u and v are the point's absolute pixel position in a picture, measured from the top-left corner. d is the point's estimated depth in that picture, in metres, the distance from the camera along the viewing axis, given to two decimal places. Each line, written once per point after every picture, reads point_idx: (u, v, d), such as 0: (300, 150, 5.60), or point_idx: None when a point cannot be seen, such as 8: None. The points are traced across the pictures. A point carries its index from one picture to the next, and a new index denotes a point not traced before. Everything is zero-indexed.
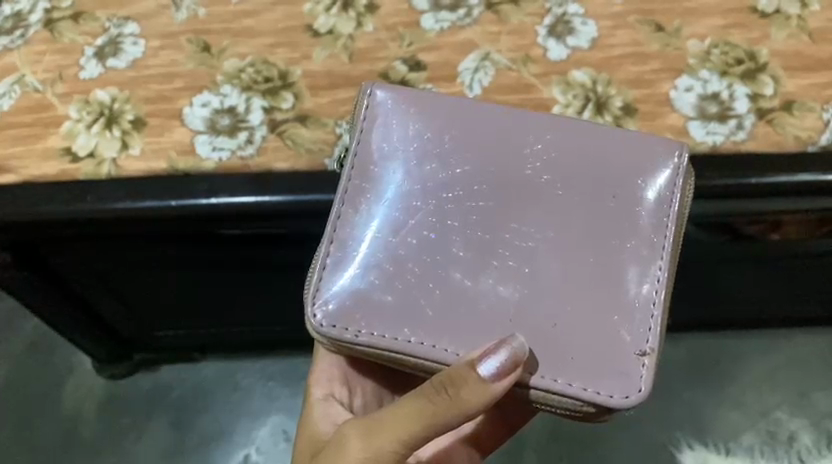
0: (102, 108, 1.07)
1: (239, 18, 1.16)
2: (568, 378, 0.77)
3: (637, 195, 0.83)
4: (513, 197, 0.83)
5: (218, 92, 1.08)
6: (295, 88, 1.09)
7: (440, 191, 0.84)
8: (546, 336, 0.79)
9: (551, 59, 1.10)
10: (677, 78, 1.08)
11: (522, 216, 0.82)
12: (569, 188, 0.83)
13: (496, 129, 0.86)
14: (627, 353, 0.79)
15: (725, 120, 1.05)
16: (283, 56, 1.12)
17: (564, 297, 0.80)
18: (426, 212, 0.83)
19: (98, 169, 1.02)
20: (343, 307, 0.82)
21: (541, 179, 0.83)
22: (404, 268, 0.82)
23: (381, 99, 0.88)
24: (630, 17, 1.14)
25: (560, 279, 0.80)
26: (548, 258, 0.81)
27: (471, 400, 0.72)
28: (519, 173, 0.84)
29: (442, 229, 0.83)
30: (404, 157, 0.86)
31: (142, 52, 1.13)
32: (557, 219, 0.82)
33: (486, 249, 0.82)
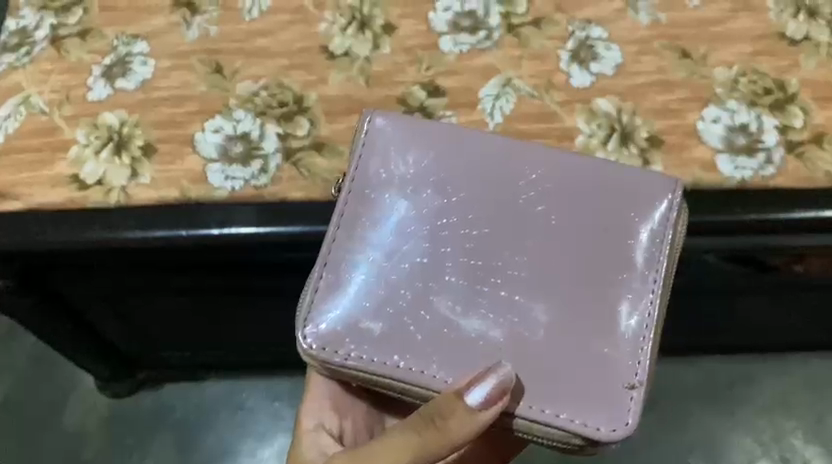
0: (111, 133, 1.03)
1: (253, 38, 1.13)
2: (556, 409, 0.74)
3: (632, 227, 0.79)
4: (505, 225, 0.80)
5: (231, 117, 1.04)
6: (310, 113, 1.05)
7: (433, 216, 0.81)
8: (536, 366, 0.75)
9: (575, 85, 1.07)
10: (704, 108, 1.04)
11: (513, 246, 0.79)
12: (564, 218, 0.80)
13: (491, 158, 0.82)
14: (616, 386, 0.75)
15: (754, 154, 1.01)
16: (298, 80, 1.09)
17: (556, 327, 0.76)
18: (419, 238, 0.80)
19: (106, 198, 0.99)
20: (333, 330, 0.79)
21: (534, 207, 0.80)
22: (396, 293, 0.79)
23: (380, 125, 0.85)
24: (654, 43, 1.12)
25: (552, 311, 0.77)
26: (537, 289, 0.78)
27: (459, 430, 0.71)
28: (510, 201, 0.80)
29: (434, 254, 0.80)
30: (398, 183, 0.83)
31: (153, 73, 1.09)
32: (548, 248, 0.79)
33: (477, 277, 0.78)
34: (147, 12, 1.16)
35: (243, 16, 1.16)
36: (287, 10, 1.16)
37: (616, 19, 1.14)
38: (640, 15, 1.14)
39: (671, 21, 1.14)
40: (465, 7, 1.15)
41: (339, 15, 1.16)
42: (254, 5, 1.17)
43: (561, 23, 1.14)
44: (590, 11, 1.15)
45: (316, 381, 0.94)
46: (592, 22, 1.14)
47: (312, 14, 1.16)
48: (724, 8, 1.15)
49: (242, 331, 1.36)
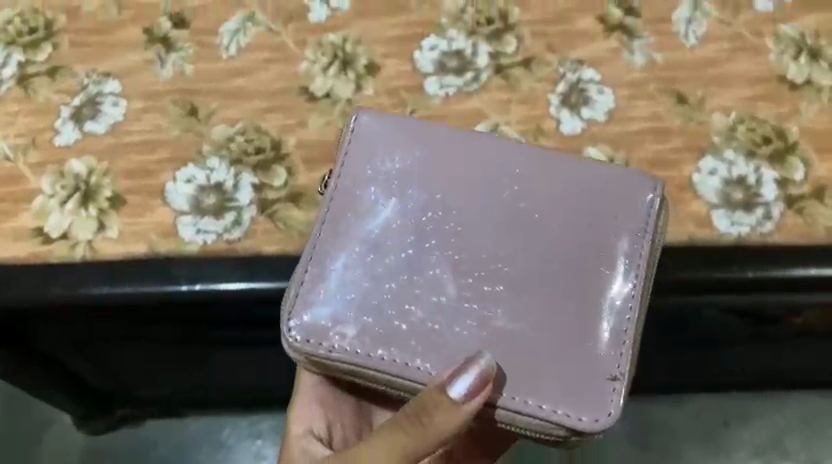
0: (77, 182, 0.98)
1: (230, 77, 1.09)
2: (539, 401, 0.73)
3: (616, 222, 0.79)
4: (490, 219, 0.78)
5: (205, 166, 0.99)
6: (288, 161, 1.00)
7: (419, 208, 0.79)
8: (520, 360, 0.74)
9: (564, 132, 1.03)
10: (701, 159, 1.00)
11: (499, 240, 0.78)
12: (549, 213, 0.79)
13: (477, 153, 0.81)
14: (598, 377, 0.74)
15: (751, 209, 0.97)
16: (276, 124, 1.04)
17: (540, 321, 0.75)
18: (404, 232, 0.79)
19: (71, 251, 0.94)
20: (317, 322, 0.77)
21: (520, 201, 0.79)
22: (380, 285, 0.77)
23: (365, 120, 0.83)
24: (649, 86, 1.07)
25: (536, 304, 0.76)
26: (523, 283, 0.77)
27: (444, 425, 0.71)
28: (497, 196, 0.79)
29: (420, 248, 0.78)
30: (384, 178, 0.81)
31: (124, 115, 1.04)
32: (533, 243, 0.78)
33: (462, 269, 0.77)
34: (120, 49, 1.11)
35: (221, 54, 1.11)
36: (267, 48, 1.12)
37: (610, 60, 1.10)
38: (634, 56, 1.10)
39: (667, 62, 1.09)
40: (453, 46, 1.11)
41: (321, 53, 1.11)
42: (233, 42, 1.12)
43: (552, 64, 1.09)
44: (582, 51, 1.10)
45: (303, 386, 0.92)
46: (584, 63, 1.09)
47: (293, 52, 1.11)
48: (723, 49, 1.11)
49: (223, 374, 1.32)
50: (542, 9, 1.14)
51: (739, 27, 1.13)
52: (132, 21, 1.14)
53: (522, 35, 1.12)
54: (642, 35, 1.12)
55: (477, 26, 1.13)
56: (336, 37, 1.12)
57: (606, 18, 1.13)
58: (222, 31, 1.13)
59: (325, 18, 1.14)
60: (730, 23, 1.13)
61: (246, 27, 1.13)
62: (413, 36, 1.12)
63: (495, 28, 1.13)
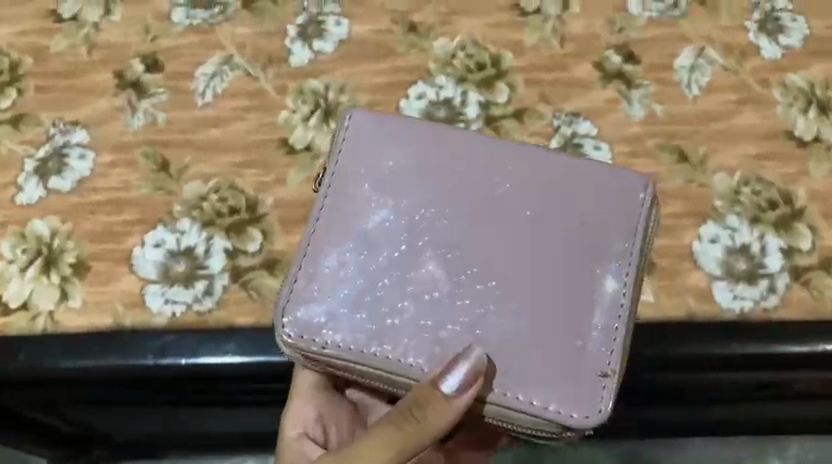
0: (40, 245, 0.93)
1: (204, 128, 1.03)
2: (531, 396, 0.70)
3: (611, 218, 0.75)
4: (486, 214, 0.75)
5: (175, 228, 0.93)
6: (264, 223, 0.95)
7: (413, 204, 0.75)
8: (511, 356, 0.71)
9: None
10: (701, 225, 0.94)
11: (494, 236, 0.74)
12: (545, 208, 0.75)
13: (472, 147, 0.77)
14: (590, 374, 0.71)
15: (755, 281, 0.91)
16: (253, 181, 0.98)
17: (537, 321, 0.72)
18: (397, 228, 0.75)
19: (31, 324, 0.89)
20: (310, 316, 0.73)
21: (517, 196, 0.75)
22: (372, 281, 0.73)
23: (359, 118, 0.79)
24: (649, 142, 1.01)
25: (530, 300, 0.72)
26: (518, 281, 0.73)
27: (439, 422, 0.68)
28: (491, 190, 0.75)
29: (414, 245, 0.74)
30: (376, 175, 0.77)
31: (91, 170, 0.99)
32: (530, 239, 0.74)
33: (456, 266, 0.73)
34: (89, 94, 1.05)
35: (196, 101, 1.05)
36: (245, 94, 1.06)
37: (607, 112, 1.03)
38: (633, 109, 1.04)
39: (667, 115, 1.03)
40: (442, 94, 1.05)
41: (302, 102, 1.05)
42: (208, 88, 1.06)
43: (546, 116, 1.04)
44: (579, 102, 1.04)
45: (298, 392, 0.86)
46: (580, 115, 1.03)
47: (272, 99, 1.05)
48: (727, 100, 1.05)
49: (201, 425, 1.27)
50: (536, 54, 1.08)
51: (745, 76, 1.07)
52: (103, 63, 1.08)
53: (515, 84, 1.06)
54: (642, 84, 1.06)
55: (468, 72, 1.07)
56: (319, 84, 1.07)
57: (604, 65, 1.07)
58: (197, 75, 1.07)
59: (307, 63, 1.08)
60: (736, 72, 1.07)
61: (224, 71, 1.07)
62: (400, 83, 1.06)
63: (487, 74, 1.07)
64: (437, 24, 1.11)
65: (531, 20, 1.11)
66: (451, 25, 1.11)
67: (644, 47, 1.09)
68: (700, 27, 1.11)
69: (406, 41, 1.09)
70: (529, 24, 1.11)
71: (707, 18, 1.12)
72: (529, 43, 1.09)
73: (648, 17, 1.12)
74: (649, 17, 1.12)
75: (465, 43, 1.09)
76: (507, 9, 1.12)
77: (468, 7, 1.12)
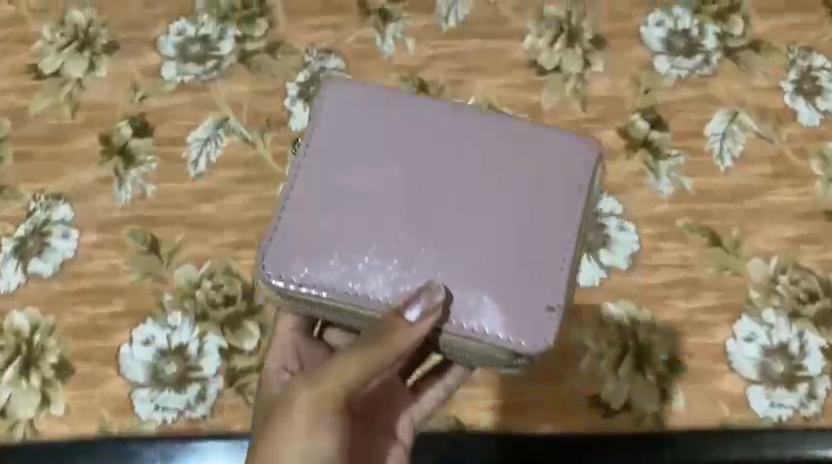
0: (19, 342, 0.86)
1: (197, 202, 0.95)
2: (481, 320, 0.61)
3: (570, 164, 0.65)
4: (453, 163, 0.64)
5: (165, 323, 0.87)
6: (262, 314, 0.87)
7: (378, 151, 0.64)
8: (467, 287, 0.62)
9: (582, 282, 0.89)
10: (736, 321, 0.87)
11: (461, 186, 0.64)
12: (507, 151, 0.65)
13: (432, 103, 0.67)
14: (538, 304, 0.62)
15: (794, 386, 0.84)
16: (250, 265, 0.91)
17: (501, 277, 0.62)
18: (360, 173, 0.64)
19: (9, 433, 0.83)
20: (278, 254, 0.62)
21: (486, 144, 0.65)
22: (337, 219, 0.63)
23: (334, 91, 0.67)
24: (677, 221, 0.93)
25: (489, 238, 0.62)
26: (482, 234, 0.62)
27: (405, 343, 0.60)
28: (461, 137, 0.65)
29: (374, 190, 0.63)
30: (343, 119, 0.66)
31: (74, 252, 0.91)
32: (497, 191, 0.64)
33: (419, 203, 0.63)
34: (71, 162, 0.97)
35: (189, 170, 0.97)
36: (241, 163, 0.98)
37: (632, 186, 0.96)
38: (661, 183, 0.96)
39: (698, 190, 0.96)
40: None
41: None
42: (202, 155, 0.98)
43: None
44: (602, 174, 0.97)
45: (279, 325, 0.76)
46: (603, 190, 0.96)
47: (271, 169, 0.98)
48: (762, 173, 0.97)
49: None
50: (556, 119, 1.01)
51: (781, 145, 0.99)
52: (87, 126, 1.00)
53: None
54: (670, 154, 0.98)
55: None
56: None
57: (630, 132, 1.00)
58: (189, 141, 0.99)
59: None
60: (771, 140, 0.99)
61: (218, 136, 0.99)
62: None
63: None
64: (449, 84, 1.03)
65: (551, 79, 1.03)
66: (464, 84, 1.03)
67: (672, 110, 1.01)
68: (732, 88, 1.03)
69: None
70: (549, 83, 1.03)
71: (740, 77, 1.04)
72: (549, 106, 1.01)
73: (676, 76, 1.04)
74: (677, 75, 1.04)
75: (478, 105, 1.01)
76: (525, 67, 1.04)
77: (483, 65, 1.04)
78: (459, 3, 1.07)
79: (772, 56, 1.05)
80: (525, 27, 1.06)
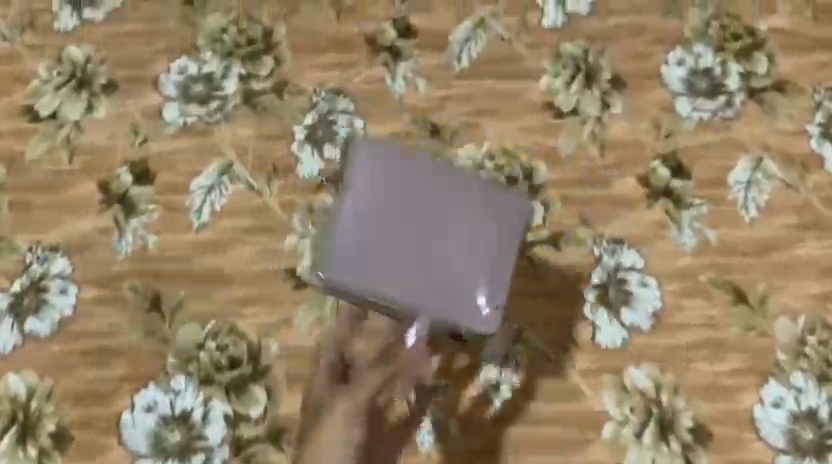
0: (15, 408, 0.84)
1: (201, 254, 0.91)
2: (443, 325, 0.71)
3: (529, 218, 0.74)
4: (440, 199, 0.71)
5: (169, 388, 0.84)
6: (269, 378, 0.85)
7: (375, 182, 0.71)
8: (440, 305, 0.71)
9: (600, 343, 0.86)
10: (762, 386, 0.85)
11: (442, 221, 0.71)
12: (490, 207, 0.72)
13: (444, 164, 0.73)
14: (476, 313, 0.71)
15: (824, 454, 0.83)
16: (256, 323, 0.88)
17: (459, 300, 0.71)
18: (375, 207, 0.70)
19: None
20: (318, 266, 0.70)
21: (469, 183, 0.72)
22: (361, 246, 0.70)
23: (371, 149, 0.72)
24: (701, 276, 0.90)
25: (464, 271, 0.71)
26: (451, 262, 0.70)
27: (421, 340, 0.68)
28: (448, 173, 0.72)
29: (366, 218, 0.70)
30: (376, 168, 0.71)
31: (73, 309, 0.88)
32: (470, 227, 0.71)
33: (426, 239, 0.70)
34: (69, 211, 0.93)
35: (192, 220, 0.93)
36: (246, 212, 0.94)
37: (654, 238, 0.92)
38: (684, 236, 0.92)
39: (722, 242, 0.92)
40: None
41: (312, 223, 0.94)
42: (205, 204, 0.94)
43: (586, 243, 0.92)
44: (623, 225, 0.93)
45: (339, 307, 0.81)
46: (624, 242, 0.92)
47: (277, 219, 0.94)
48: (788, 224, 0.93)
49: None
50: (573, 165, 0.97)
51: (807, 194, 0.95)
52: (85, 172, 0.95)
53: (550, 202, 0.94)
54: (694, 203, 0.94)
55: None
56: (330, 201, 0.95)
57: (651, 180, 0.95)
58: (191, 189, 0.95)
59: (316, 173, 0.96)
60: (797, 188, 0.95)
61: (223, 184, 0.95)
62: None
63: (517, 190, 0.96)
64: (462, 128, 0.99)
65: (568, 123, 0.99)
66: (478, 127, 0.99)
67: (695, 156, 0.97)
68: (757, 131, 0.99)
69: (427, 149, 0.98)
70: (565, 128, 0.99)
71: (764, 120, 1.00)
72: (566, 151, 0.97)
73: (697, 119, 0.99)
74: (699, 118, 0.99)
75: (493, 152, 0.98)
76: (541, 109, 1.00)
77: (497, 108, 1.00)
78: (472, 41, 1.03)
79: (798, 97, 1.01)
80: (541, 67, 1.02)
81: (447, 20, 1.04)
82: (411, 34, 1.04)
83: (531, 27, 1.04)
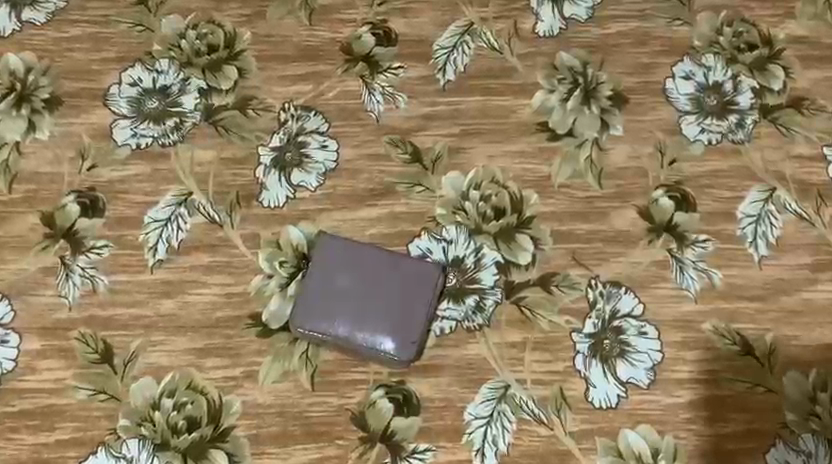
0: None
1: (156, 297, 0.82)
2: (392, 369, 0.80)
3: (484, 274, 0.84)
4: (385, 285, 0.80)
5: (120, 452, 0.77)
6: (230, 441, 0.78)
7: (335, 264, 0.81)
8: (384, 357, 0.79)
9: (594, 402, 0.79)
10: (769, 450, 0.78)
11: (383, 302, 0.79)
12: (420, 273, 0.80)
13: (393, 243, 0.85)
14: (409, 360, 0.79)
15: None
16: (216, 377, 0.80)
17: (382, 363, 0.80)
18: (330, 283, 0.80)
19: None
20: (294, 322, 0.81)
21: (407, 272, 0.80)
22: (318, 311, 0.79)
23: (325, 238, 0.82)
24: (704, 325, 0.82)
25: (400, 327, 0.79)
26: (382, 335, 0.78)
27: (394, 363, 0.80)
28: (393, 265, 0.81)
29: (309, 289, 0.80)
30: (331, 251, 0.81)
31: (13, 363, 0.80)
32: (407, 293, 0.80)
33: (367, 303, 0.79)
34: (10, 248, 0.84)
35: (146, 258, 0.84)
36: (207, 248, 0.84)
37: (653, 280, 0.84)
38: (687, 278, 0.84)
39: (728, 285, 0.84)
40: (450, 253, 0.85)
41: (280, 262, 0.84)
42: (161, 240, 0.84)
43: (580, 285, 0.83)
44: (621, 266, 0.84)
45: (338, 356, 0.81)
46: (621, 284, 0.83)
47: (240, 258, 0.84)
48: (801, 263, 0.85)
49: None
50: (567, 195, 0.87)
51: (824, 230, 0.86)
52: (27, 202, 0.86)
53: (540, 236, 0.85)
54: (698, 239, 0.85)
55: (483, 220, 0.86)
56: (300, 235, 0.85)
57: (652, 213, 0.86)
58: (146, 222, 0.85)
59: (283, 202, 0.86)
60: (814, 222, 0.86)
61: (180, 215, 0.85)
62: (399, 235, 0.86)
63: (506, 223, 0.86)
64: (446, 152, 0.89)
65: (564, 145, 0.89)
66: (464, 152, 0.89)
67: (701, 185, 0.87)
68: (769, 157, 0.89)
69: (406, 176, 0.88)
70: (561, 151, 0.89)
71: (778, 143, 0.89)
72: (560, 181, 0.88)
73: (706, 142, 0.89)
74: (707, 141, 0.89)
75: (479, 180, 0.88)
76: (533, 130, 0.90)
77: (484, 128, 0.90)
78: (457, 51, 0.93)
79: (816, 116, 0.90)
80: (534, 80, 0.92)
81: (429, 26, 0.94)
82: (390, 40, 0.93)
83: (523, 34, 0.94)
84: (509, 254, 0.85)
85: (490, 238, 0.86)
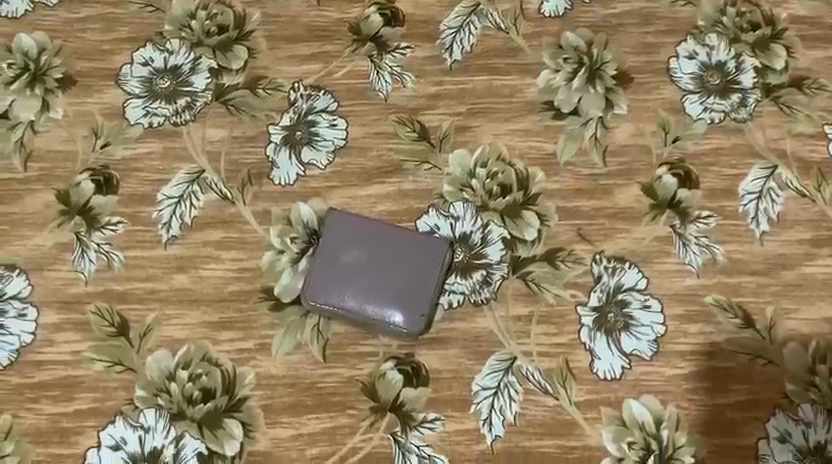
0: None
1: (170, 272, 0.84)
2: (401, 342, 0.82)
3: (490, 250, 0.86)
4: (393, 260, 0.82)
5: (137, 422, 0.79)
6: (244, 411, 0.80)
7: (344, 240, 0.83)
8: (393, 329, 0.81)
9: (599, 374, 0.81)
10: (769, 420, 0.80)
11: (392, 276, 0.81)
12: (428, 248, 0.82)
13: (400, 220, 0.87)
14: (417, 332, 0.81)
15: None
16: (229, 350, 0.82)
17: (392, 336, 0.82)
18: (340, 258, 0.82)
19: None
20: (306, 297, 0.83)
21: (415, 248, 0.82)
22: (328, 286, 0.81)
23: (335, 215, 0.84)
24: (706, 299, 0.84)
25: (409, 301, 0.80)
26: (392, 309, 0.80)
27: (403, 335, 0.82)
28: (401, 240, 0.82)
29: (320, 265, 0.82)
30: (340, 227, 0.83)
31: (32, 336, 0.82)
32: (415, 268, 0.82)
33: (376, 277, 0.81)
34: (27, 225, 0.86)
35: (160, 234, 0.86)
36: (219, 224, 0.86)
37: (657, 255, 0.85)
38: (690, 253, 0.85)
39: (729, 260, 0.85)
40: (457, 229, 0.87)
41: (291, 238, 0.86)
42: (174, 217, 0.86)
43: (585, 261, 0.85)
44: (625, 241, 0.86)
45: (347, 329, 0.82)
46: (625, 260, 0.85)
47: (252, 234, 0.86)
48: (802, 239, 0.86)
49: None
50: (572, 173, 0.89)
51: (824, 206, 0.87)
52: (42, 180, 0.88)
53: (545, 213, 0.87)
54: (700, 215, 0.87)
55: (489, 197, 0.88)
56: (309, 212, 0.87)
57: (656, 190, 0.88)
58: (159, 199, 0.87)
59: (293, 179, 0.88)
60: (815, 199, 0.88)
61: (192, 192, 0.87)
62: (407, 212, 0.87)
63: (512, 200, 0.88)
64: (453, 131, 0.90)
65: (569, 124, 0.91)
66: (471, 130, 0.90)
67: (704, 163, 0.89)
68: (771, 135, 0.90)
69: (414, 154, 0.89)
70: (566, 130, 0.90)
71: (780, 122, 0.91)
72: (565, 159, 0.89)
73: (708, 120, 0.91)
74: (709, 120, 0.91)
75: (486, 158, 0.89)
76: (539, 108, 0.91)
77: (491, 107, 0.91)
78: (463, 31, 0.94)
79: (818, 95, 0.92)
80: (540, 60, 0.93)
81: (436, 6, 0.95)
82: (398, 21, 0.95)
83: (529, 14, 0.95)
84: (515, 230, 0.86)
85: (497, 214, 0.87)
